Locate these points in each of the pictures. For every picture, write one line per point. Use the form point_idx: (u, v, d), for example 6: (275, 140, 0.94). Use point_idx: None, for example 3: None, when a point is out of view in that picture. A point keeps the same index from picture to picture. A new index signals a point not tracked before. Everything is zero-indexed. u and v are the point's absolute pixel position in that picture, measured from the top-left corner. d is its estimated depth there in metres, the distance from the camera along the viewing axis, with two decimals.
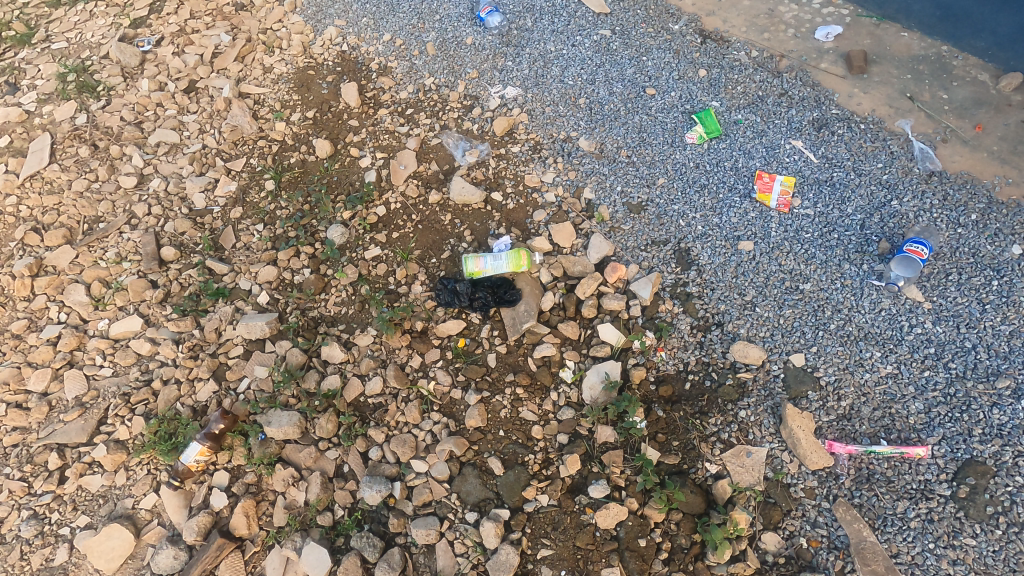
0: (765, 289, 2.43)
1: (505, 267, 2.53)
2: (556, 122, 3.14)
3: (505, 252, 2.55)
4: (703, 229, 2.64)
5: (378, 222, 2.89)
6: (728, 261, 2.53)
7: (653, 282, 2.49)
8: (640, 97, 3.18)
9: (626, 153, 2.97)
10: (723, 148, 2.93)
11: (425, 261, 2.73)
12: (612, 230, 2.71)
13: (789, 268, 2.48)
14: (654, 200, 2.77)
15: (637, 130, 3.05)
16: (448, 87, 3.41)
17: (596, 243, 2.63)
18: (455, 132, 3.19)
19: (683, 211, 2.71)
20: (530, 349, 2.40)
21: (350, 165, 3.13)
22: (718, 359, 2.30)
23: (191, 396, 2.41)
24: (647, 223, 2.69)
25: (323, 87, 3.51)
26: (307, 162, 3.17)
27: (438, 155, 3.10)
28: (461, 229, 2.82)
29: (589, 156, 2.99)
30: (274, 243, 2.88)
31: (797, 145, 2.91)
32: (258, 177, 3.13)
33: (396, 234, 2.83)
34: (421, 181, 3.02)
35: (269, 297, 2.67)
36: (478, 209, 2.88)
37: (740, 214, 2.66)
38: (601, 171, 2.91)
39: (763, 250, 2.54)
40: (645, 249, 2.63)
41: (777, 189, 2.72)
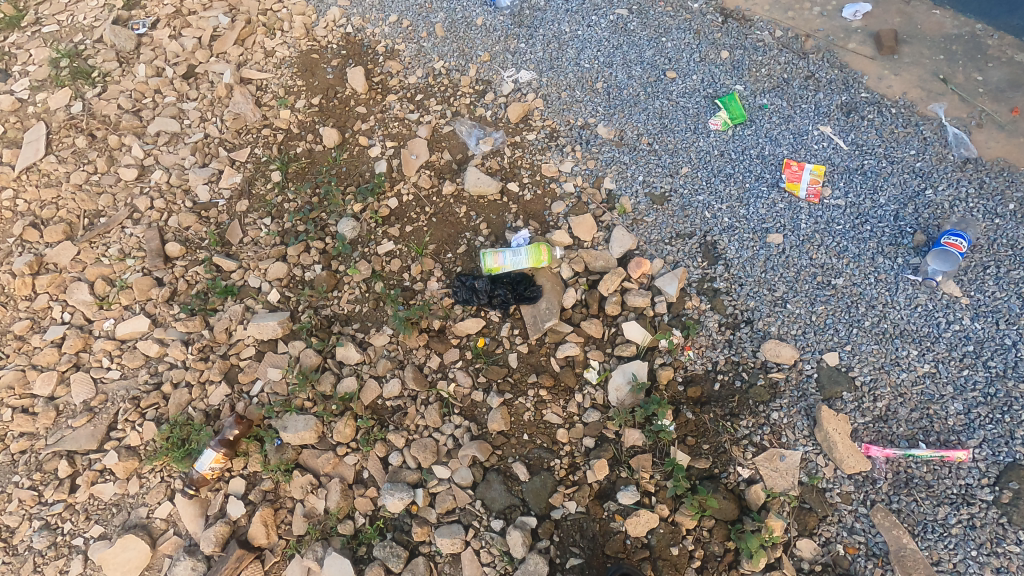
0: (796, 284, 2.34)
1: (523, 264, 2.47)
2: (572, 108, 3.02)
3: (522, 248, 2.49)
4: (729, 222, 2.54)
5: (391, 215, 2.79)
6: (757, 255, 2.43)
7: (679, 278, 2.40)
8: (660, 81, 3.05)
9: (646, 141, 2.85)
10: (749, 135, 2.80)
11: (442, 256, 2.64)
12: (635, 223, 2.60)
13: (820, 262, 2.38)
14: (678, 191, 2.66)
15: (658, 116, 2.92)
16: (458, 72, 3.27)
17: (619, 236, 2.54)
18: (468, 119, 3.07)
19: (708, 202, 2.60)
20: (552, 349, 2.33)
21: (358, 154, 3.02)
22: (748, 358, 2.22)
23: (203, 400, 2.33)
24: (671, 215, 2.59)
25: (329, 72, 3.37)
26: (314, 151, 3.05)
27: (450, 144, 2.98)
28: (477, 222, 2.72)
29: (608, 144, 2.87)
30: (283, 238, 2.78)
31: (826, 131, 2.79)
32: (264, 168, 3.02)
33: (410, 227, 2.74)
34: (433, 171, 2.90)
35: (279, 295, 2.59)
36: (495, 201, 2.77)
37: (768, 205, 2.56)
38: (621, 160, 2.80)
39: (793, 243, 2.44)
40: (670, 243, 2.53)
41: (807, 178, 2.61)
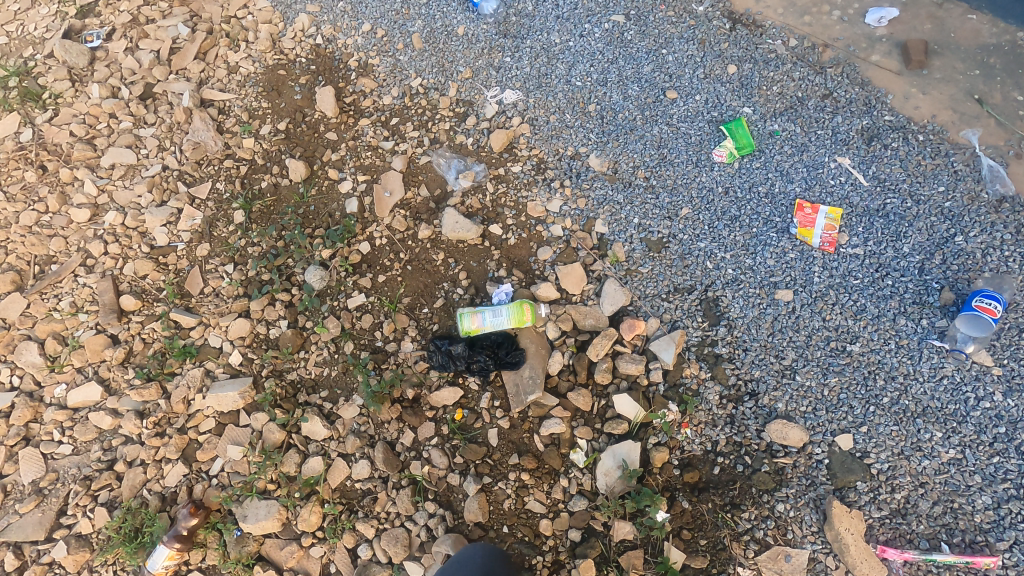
0: (806, 351, 2.11)
1: (504, 325, 2.24)
2: (562, 135, 2.73)
3: (502, 307, 2.25)
4: (733, 274, 2.29)
5: (363, 262, 2.56)
6: (763, 315, 2.19)
7: (676, 342, 2.17)
8: (659, 103, 2.74)
9: (643, 175, 2.57)
10: (757, 168, 2.52)
11: (417, 311, 2.42)
12: (628, 275, 2.36)
13: (835, 324, 2.14)
14: (677, 236, 2.40)
15: (656, 145, 2.63)
16: (437, 90, 2.96)
17: (610, 292, 2.31)
18: (447, 147, 2.78)
19: (710, 250, 2.35)
20: (536, 424, 2.13)
21: (328, 189, 2.76)
22: (752, 440, 2.00)
23: (159, 482, 2.18)
24: (669, 265, 2.34)
25: (297, 91, 3.07)
26: (280, 186, 2.80)
27: (427, 178, 2.71)
28: (456, 270, 2.48)
29: (600, 179, 2.59)
30: (246, 288, 2.56)
31: (843, 164, 2.50)
32: (226, 206, 2.77)
33: (383, 277, 2.51)
34: (409, 210, 2.65)
35: (241, 358, 2.38)
36: (475, 246, 2.52)
37: (777, 254, 2.30)
38: (615, 199, 2.52)
39: (804, 301, 2.19)
40: (667, 298, 2.28)
41: (821, 223, 2.33)
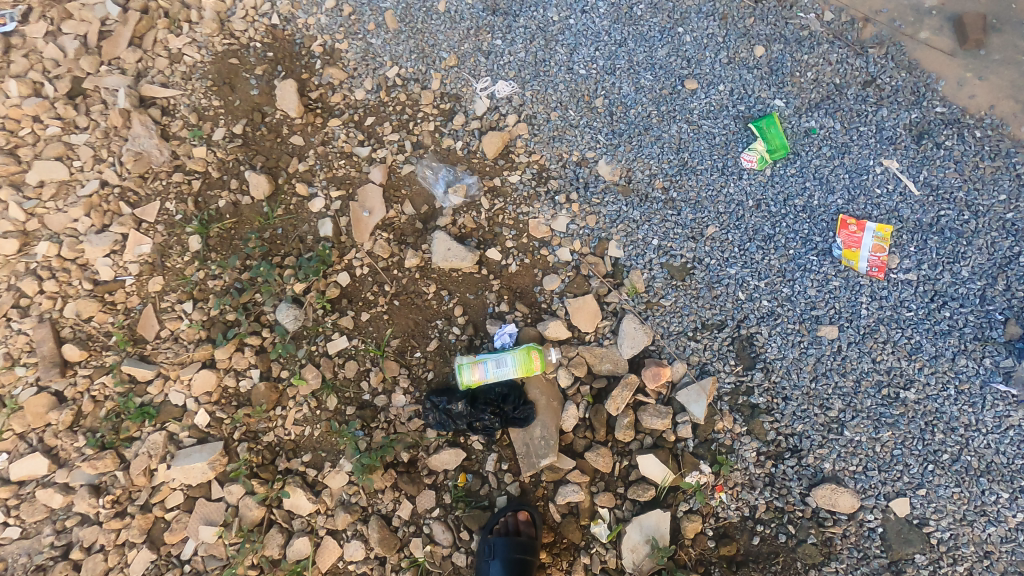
0: (855, 399, 1.86)
1: (511, 373, 1.95)
2: (565, 136, 2.33)
3: (506, 354, 1.96)
4: (769, 306, 2.00)
5: (343, 297, 2.22)
6: (805, 356, 1.92)
7: (707, 393, 1.91)
8: (677, 95, 2.33)
9: (661, 185, 2.22)
10: (793, 175, 2.17)
11: (409, 357, 2.12)
12: (648, 309, 2.06)
13: (886, 366, 1.88)
14: (703, 260, 2.09)
15: (675, 149, 2.26)
16: (418, 82, 2.48)
17: (629, 331, 2.02)
18: (432, 154, 2.38)
19: (742, 277, 2.04)
20: (550, 490, 1.90)
21: (297, 207, 2.37)
22: (796, 506, 1.80)
23: (123, 570, 1.96)
24: (695, 296, 2.04)
25: (252, 84, 2.56)
26: (241, 205, 2.40)
27: (410, 191, 2.34)
28: (451, 305, 2.17)
29: (612, 191, 2.23)
30: (209, 331, 2.23)
31: (890, 168, 2.16)
32: (179, 230, 2.37)
33: (366, 315, 2.18)
34: (392, 232, 2.29)
35: (208, 418, 2.08)
36: (471, 275, 2.19)
37: (819, 282, 2.00)
38: (630, 215, 2.18)
39: (851, 338, 1.92)
40: (694, 337, 2.00)
41: (868, 243, 2.02)
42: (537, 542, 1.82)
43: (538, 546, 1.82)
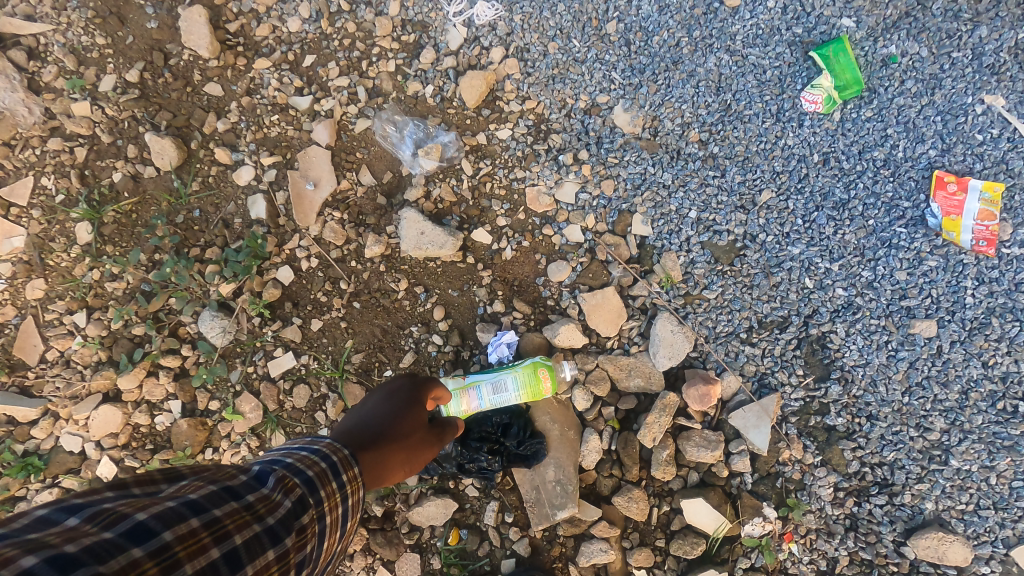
0: (961, 418, 1.43)
1: (513, 398, 1.48)
2: (569, 75, 1.76)
3: (506, 374, 1.47)
4: (845, 296, 1.53)
5: (286, 300, 1.69)
6: (894, 362, 1.48)
7: (770, 415, 1.47)
8: (714, 14, 1.72)
9: (698, 138, 1.69)
10: (870, 120, 1.66)
11: (377, 378, 1.64)
12: (687, 303, 1.57)
13: (1001, 372, 1.45)
14: (755, 237, 1.60)
15: (715, 89, 1.71)
16: (369, 4, 1.84)
17: (663, 335, 1.54)
18: (394, 103, 1.80)
19: (808, 258, 1.56)
20: (570, 548, 1.48)
21: (218, 180, 1.79)
22: (890, 559, 1.41)
23: None
24: (747, 285, 1.57)
25: (148, 14, 1.84)
26: (142, 180, 1.80)
27: (368, 154, 1.78)
28: (429, 305, 1.66)
29: (633, 148, 1.70)
30: (110, 350, 1.69)
31: (994, 106, 1.62)
32: (60, 216, 1.77)
33: (319, 322, 1.67)
34: (346, 211, 1.74)
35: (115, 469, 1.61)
36: (453, 264, 1.68)
37: (910, 263, 1.53)
38: (660, 179, 1.66)
39: (953, 336, 1.48)
40: (748, 340, 1.54)
41: (973, 207, 1.53)
42: None
43: None
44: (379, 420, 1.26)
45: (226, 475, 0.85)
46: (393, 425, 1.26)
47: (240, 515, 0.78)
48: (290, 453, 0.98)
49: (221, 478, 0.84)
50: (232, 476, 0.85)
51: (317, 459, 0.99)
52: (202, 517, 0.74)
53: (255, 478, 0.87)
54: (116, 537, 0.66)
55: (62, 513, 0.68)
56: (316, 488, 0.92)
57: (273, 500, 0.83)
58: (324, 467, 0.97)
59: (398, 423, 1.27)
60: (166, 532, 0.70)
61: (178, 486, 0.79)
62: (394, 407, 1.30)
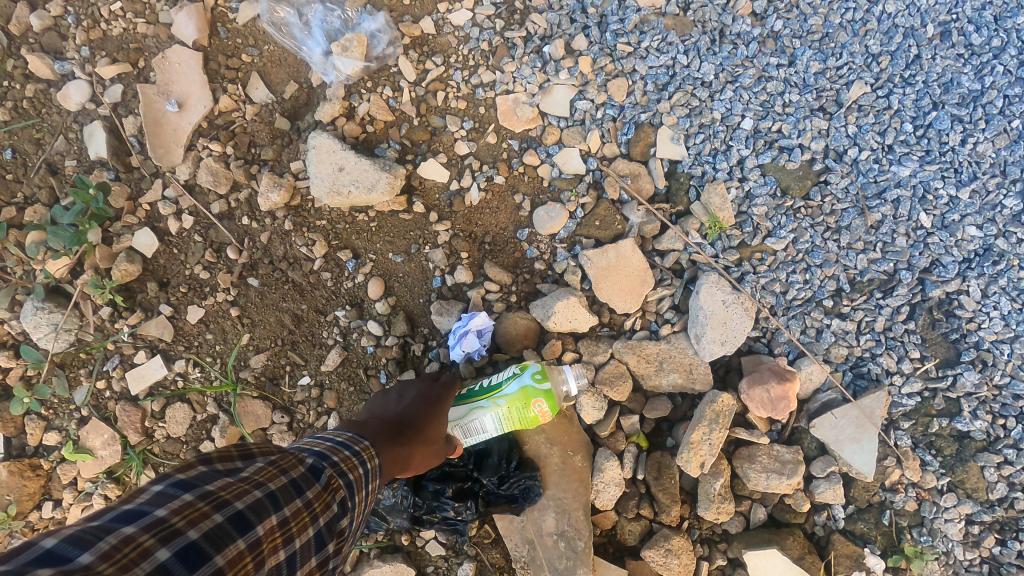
0: None
1: (497, 433, 0.98)
2: None
3: (483, 413, 0.95)
4: (980, 238, 1.02)
5: (148, 280, 1.14)
6: None
7: (874, 423, 0.99)
8: None
9: (751, 8, 1.12)
10: None
11: (290, 390, 1.14)
12: (743, 260, 1.06)
13: None
14: (840, 156, 1.07)
15: None
16: None
17: (710, 309, 1.03)
18: None
19: (923, 182, 1.05)
20: None
21: (37, 105, 1.20)
22: None
23: None
24: (831, 228, 1.05)
25: None
26: None
27: (259, 57, 1.19)
28: (362, 278, 1.14)
29: (654, 28, 1.13)
30: None
31: None
32: None
33: (201, 312, 1.14)
34: (233, 143, 1.17)
35: None
36: (393, 216, 1.14)
37: None
38: (695, 74, 1.11)
39: None
40: (836, 310, 1.03)
41: None
42: None
43: None
44: (405, 418, 0.90)
45: (290, 460, 0.66)
46: (423, 422, 0.91)
47: (303, 516, 0.62)
48: (331, 448, 0.73)
49: (288, 463, 0.66)
50: (296, 464, 0.66)
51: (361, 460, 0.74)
52: (281, 513, 0.60)
53: (315, 467, 0.67)
54: (224, 523, 0.55)
55: (173, 488, 0.56)
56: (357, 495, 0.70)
57: (331, 499, 0.66)
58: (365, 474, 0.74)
59: (430, 422, 0.92)
60: (258, 527, 0.57)
61: (256, 462, 0.64)
62: (425, 403, 0.93)
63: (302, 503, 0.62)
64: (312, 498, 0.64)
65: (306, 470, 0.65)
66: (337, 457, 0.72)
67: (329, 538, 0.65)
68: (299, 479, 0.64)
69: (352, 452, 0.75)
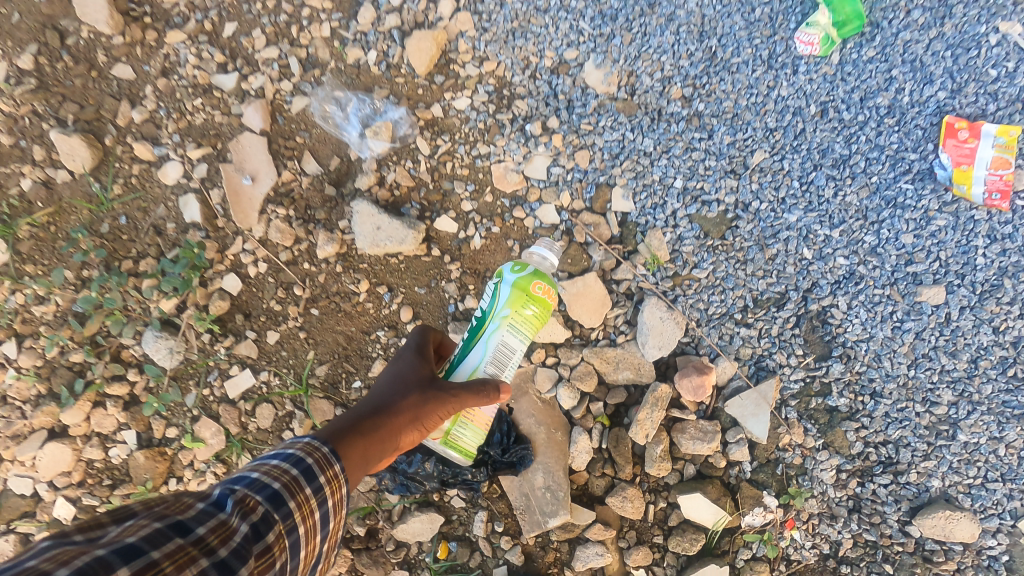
0: (970, 388, 1.34)
1: (518, 341, 1.15)
2: (531, 29, 1.53)
3: (495, 324, 1.14)
4: (847, 265, 1.40)
5: (236, 312, 1.54)
6: (899, 335, 1.37)
7: (769, 402, 1.38)
8: None
9: (681, 93, 1.49)
10: (871, 60, 1.47)
11: (346, 391, 1.52)
12: (676, 285, 1.44)
13: (1010, 337, 1.35)
14: (746, 205, 1.44)
15: (697, 35, 1.49)
16: None
17: (652, 323, 1.42)
18: (334, 76, 1.57)
19: (806, 225, 1.42)
20: (564, 553, 1.41)
21: (142, 181, 1.58)
22: (894, 540, 1.34)
23: None
24: (740, 261, 1.43)
25: None
26: (56, 186, 1.57)
27: (309, 138, 1.56)
28: (396, 307, 1.52)
29: (608, 110, 1.50)
30: (48, 381, 1.53)
31: (1010, 34, 1.44)
32: None
33: (276, 335, 1.53)
34: (292, 206, 1.55)
35: (73, 509, 1.50)
36: (416, 258, 1.52)
37: (917, 224, 1.40)
38: (639, 146, 1.48)
39: (963, 302, 1.37)
40: (743, 320, 1.42)
41: (986, 156, 1.39)
42: None
43: None
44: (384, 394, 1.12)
45: (179, 506, 0.70)
46: (398, 393, 1.11)
47: (185, 553, 0.64)
48: (259, 464, 0.82)
49: (172, 510, 0.69)
50: (185, 509, 0.70)
51: (292, 464, 0.83)
52: (134, 565, 0.60)
53: (211, 504, 0.72)
54: None
55: None
56: (287, 502, 0.78)
57: (230, 529, 0.70)
58: (298, 475, 0.83)
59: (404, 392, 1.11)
60: None
61: (122, 525, 0.64)
62: (400, 376, 1.15)
63: (174, 547, 0.64)
64: (198, 537, 0.67)
65: (187, 515, 0.68)
66: (260, 472, 0.80)
67: (237, 563, 0.67)
68: (176, 524, 0.67)
69: (279, 463, 0.83)
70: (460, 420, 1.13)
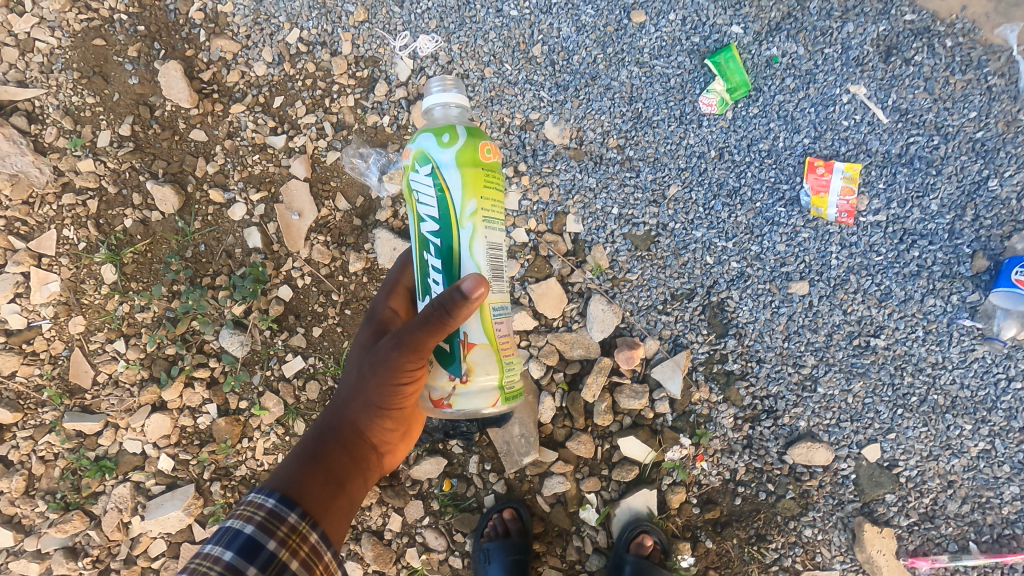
0: (827, 354, 1.86)
1: (491, 227, 1.30)
2: (505, 97, 2.05)
3: (467, 222, 1.27)
4: (738, 268, 1.92)
5: (289, 313, 2.06)
6: (777, 316, 1.89)
7: (682, 368, 1.88)
8: (623, 31, 2.03)
9: (616, 143, 2.01)
10: (756, 114, 1.98)
11: None
12: (615, 285, 1.95)
13: (856, 316, 1.86)
14: (665, 225, 1.96)
15: (628, 100, 2.02)
16: (325, 46, 2.11)
17: (596, 314, 1.93)
18: (358, 135, 2.09)
19: (709, 239, 1.94)
20: (536, 483, 1.92)
21: (216, 218, 2.10)
22: (774, 465, 1.85)
23: None
24: (662, 266, 1.94)
25: (128, 70, 2.11)
26: (151, 223, 2.10)
27: (341, 182, 2.08)
28: None
29: (563, 157, 2.02)
30: (150, 369, 2.05)
31: (857, 94, 1.95)
32: (87, 261, 2.07)
33: (320, 330, 2.05)
34: (330, 234, 2.08)
35: (172, 462, 2.02)
36: None
37: (788, 236, 1.92)
38: (586, 183, 2.00)
39: (821, 292, 1.88)
40: (664, 310, 1.93)
41: (836, 186, 1.91)
42: (526, 538, 1.87)
43: (529, 539, 1.88)
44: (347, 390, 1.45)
45: None
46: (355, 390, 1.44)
47: None
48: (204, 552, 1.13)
49: None
50: None
51: (227, 547, 1.14)
52: None
53: None
54: None
55: None
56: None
57: None
58: (237, 554, 1.14)
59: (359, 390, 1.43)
60: None
61: None
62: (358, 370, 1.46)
63: None
64: None
65: None
66: (202, 561, 1.12)
67: None
68: None
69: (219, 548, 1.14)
70: (504, 363, 1.32)
